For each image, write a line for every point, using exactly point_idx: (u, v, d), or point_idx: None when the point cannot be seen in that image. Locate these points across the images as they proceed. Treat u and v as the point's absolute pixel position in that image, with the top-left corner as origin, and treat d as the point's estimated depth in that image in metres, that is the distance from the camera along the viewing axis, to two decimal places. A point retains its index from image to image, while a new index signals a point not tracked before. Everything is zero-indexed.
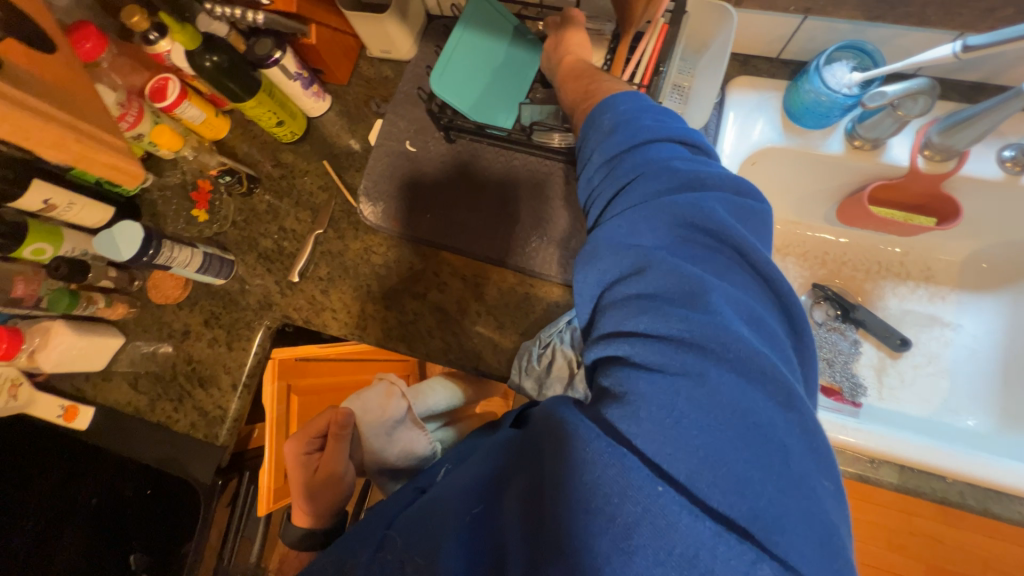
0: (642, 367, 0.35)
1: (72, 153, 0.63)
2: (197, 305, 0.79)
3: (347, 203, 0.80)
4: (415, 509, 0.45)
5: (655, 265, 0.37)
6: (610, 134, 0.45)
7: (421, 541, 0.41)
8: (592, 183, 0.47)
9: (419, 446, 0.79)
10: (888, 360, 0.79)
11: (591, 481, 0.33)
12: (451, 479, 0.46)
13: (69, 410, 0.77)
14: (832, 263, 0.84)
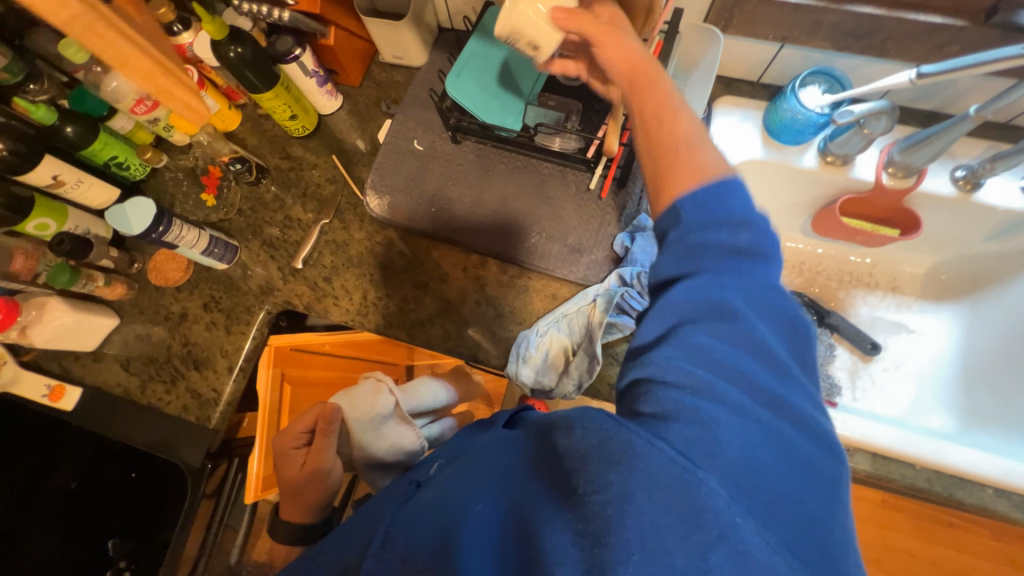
0: (725, 408, 0.36)
1: (156, 86, 0.70)
2: (197, 288, 0.80)
3: (353, 195, 0.83)
4: (419, 501, 0.43)
5: (749, 322, 0.39)
6: (716, 193, 0.42)
7: (423, 536, 0.39)
8: (675, 228, 0.44)
9: (406, 442, 0.80)
10: (860, 364, 0.84)
11: (668, 503, 0.32)
12: (459, 474, 0.45)
13: (55, 389, 0.75)
14: (808, 272, 0.90)
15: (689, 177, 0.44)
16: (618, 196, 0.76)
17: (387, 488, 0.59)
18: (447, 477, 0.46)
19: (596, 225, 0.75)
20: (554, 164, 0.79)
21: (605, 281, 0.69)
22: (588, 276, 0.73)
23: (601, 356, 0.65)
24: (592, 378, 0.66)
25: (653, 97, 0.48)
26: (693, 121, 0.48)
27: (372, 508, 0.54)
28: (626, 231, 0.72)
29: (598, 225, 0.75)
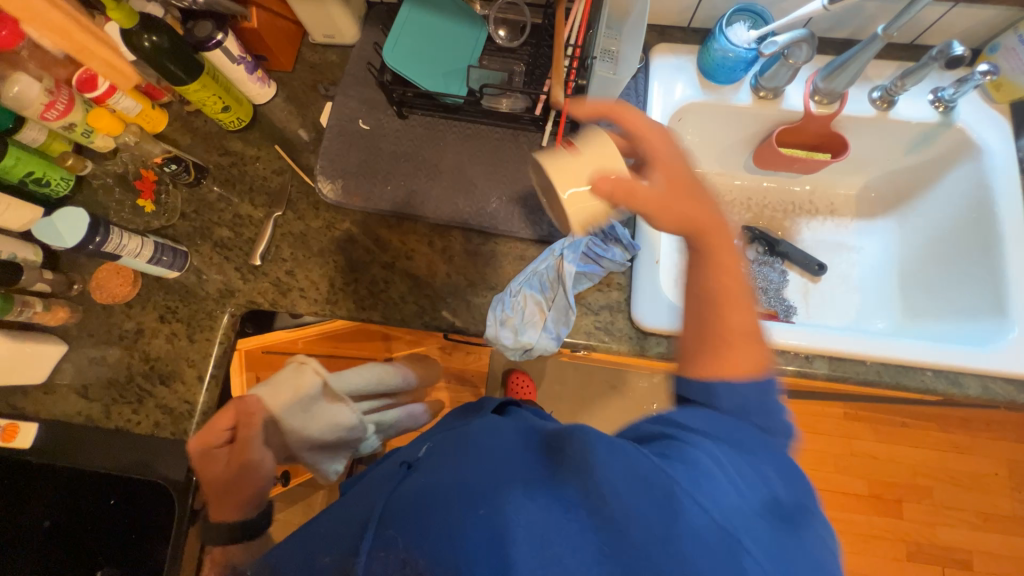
0: (760, 509, 0.38)
1: (72, 43, 0.66)
2: (150, 302, 0.76)
3: (303, 184, 0.80)
4: (417, 492, 0.47)
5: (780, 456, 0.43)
6: (766, 393, 0.47)
7: (425, 536, 0.42)
8: (706, 402, 0.47)
9: (341, 420, 0.82)
10: (810, 285, 0.90)
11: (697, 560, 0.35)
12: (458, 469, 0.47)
13: (7, 429, 0.71)
14: (756, 206, 0.95)
15: (743, 368, 0.47)
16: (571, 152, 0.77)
17: (380, 472, 0.62)
18: (443, 471, 0.48)
19: None
20: (504, 127, 0.79)
21: (570, 233, 0.71)
22: (553, 232, 0.74)
23: (575, 306, 0.68)
24: (571, 327, 0.70)
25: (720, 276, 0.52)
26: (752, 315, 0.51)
27: (364, 494, 0.56)
28: None
29: None
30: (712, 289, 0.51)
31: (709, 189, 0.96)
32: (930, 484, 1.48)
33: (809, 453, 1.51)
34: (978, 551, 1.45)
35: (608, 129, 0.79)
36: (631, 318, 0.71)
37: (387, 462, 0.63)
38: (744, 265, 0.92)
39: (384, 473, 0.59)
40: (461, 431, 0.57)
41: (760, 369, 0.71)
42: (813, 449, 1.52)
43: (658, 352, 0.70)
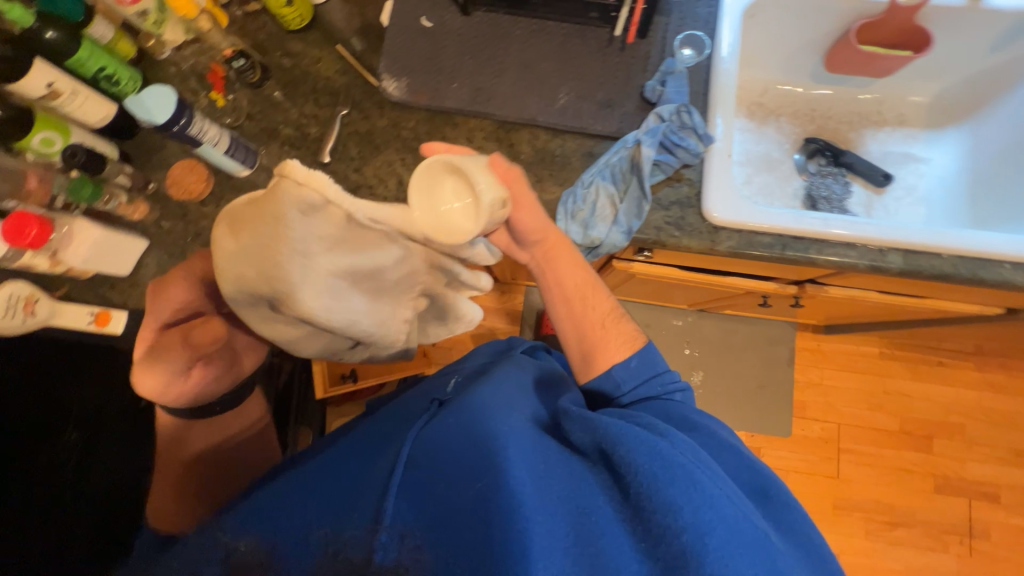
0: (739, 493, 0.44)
1: None
2: (222, 199, 0.77)
3: (367, 84, 0.79)
4: (441, 437, 0.50)
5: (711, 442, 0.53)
6: (639, 367, 0.62)
7: (446, 495, 0.45)
8: (618, 395, 0.62)
9: (383, 271, 0.53)
10: (874, 197, 0.89)
11: (705, 514, 0.40)
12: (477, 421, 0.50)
13: (100, 315, 0.74)
14: (820, 118, 0.93)
15: (613, 350, 0.63)
16: (641, 47, 0.75)
17: (402, 406, 0.64)
18: (439, 432, 0.51)
19: (624, 77, 0.75)
20: (570, 22, 0.77)
21: (644, 124, 0.70)
22: (623, 128, 0.73)
23: (650, 195, 0.69)
24: (642, 220, 0.70)
25: (566, 272, 0.67)
26: (604, 294, 0.68)
27: (393, 421, 0.59)
28: (657, 76, 0.73)
29: (627, 77, 0.75)
30: (567, 285, 0.67)
31: (771, 101, 0.93)
32: (963, 421, 1.49)
33: (841, 391, 1.52)
34: (1011, 487, 1.45)
35: (679, 24, 0.76)
36: (702, 213, 0.71)
37: (419, 393, 0.67)
38: (805, 178, 0.90)
39: (416, 406, 0.62)
40: (488, 373, 0.61)
41: (829, 264, 0.71)
42: (844, 386, 1.53)
43: (728, 246, 0.71)
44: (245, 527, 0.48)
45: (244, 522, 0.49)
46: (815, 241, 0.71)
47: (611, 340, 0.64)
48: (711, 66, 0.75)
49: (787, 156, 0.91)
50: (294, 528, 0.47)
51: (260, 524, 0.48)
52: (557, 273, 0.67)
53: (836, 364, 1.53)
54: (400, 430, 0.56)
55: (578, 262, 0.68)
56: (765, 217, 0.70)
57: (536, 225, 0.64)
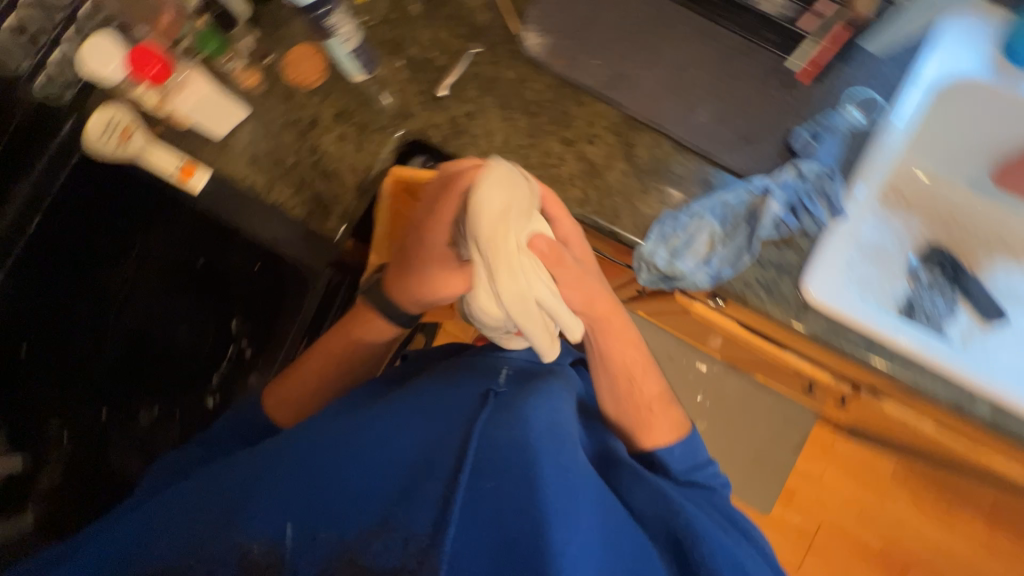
0: None
1: None
2: (330, 96, 0.76)
3: (508, 29, 0.75)
4: (505, 446, 0.44)
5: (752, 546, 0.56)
6: (680, 455, 0.64)
7: (508, 518, 0.39)
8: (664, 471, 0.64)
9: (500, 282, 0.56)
10: (978, 328, 0.79)
11: None
12: (546, 447, 0.45)
13: (184, 168, 0.74)
14: (954, 227, 0.85)
15: (662, 431, 0.65)
16: (807, 88, 0.68)
17: (432, 386, 0.57)
18: (495, 449, 0.44)
19: (775, 115, 0.68)
20: (741, 37, 0.70)
21: (780, 173, 0.65)
22: (752, 168, 0.68)
23: (753, 250, 0.65)
24: (734, 271, 0.66)
25: (618, 347, 0.67)
26: (656, 374, 0.68)
27: (426, 406, 0.52)
28: (811, 126, 0.66)
29: (778, 116, 0.68)
30: (617, 361, 0.67)
31: (910, 191, 0.85)
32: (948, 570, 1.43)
33: (837, 494, 1.47)
34: None
35: (858, 76, 0.69)
36: (797, 284, 0.66)
37: (458, 370, 0.60)
38: (911, 283, 0.83)
39: (461, 384, 0.55)
40: (545, 389, 0.55)
41: (907, 384, 0.66)
42: (842, 492, 1.48)
43: (810, 328, 0.66)
44: (258, 510, 0.43)
45: (265, 501, 0.43)
46: (902, 357, 0.66)
47: (659, 422, 0.66)
48: (874, 135, 0.67)
49: (902, 253, 0.84)
50: (322, 509, 0.42)
51: (283, 508, 0.43)
52: (608, 343, 0.66)
53: (843, 467, 1.48)
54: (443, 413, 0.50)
55: (632, 338, 0.68)
56: (861, 312, 0.65)
57: (583, 300, 0.63)
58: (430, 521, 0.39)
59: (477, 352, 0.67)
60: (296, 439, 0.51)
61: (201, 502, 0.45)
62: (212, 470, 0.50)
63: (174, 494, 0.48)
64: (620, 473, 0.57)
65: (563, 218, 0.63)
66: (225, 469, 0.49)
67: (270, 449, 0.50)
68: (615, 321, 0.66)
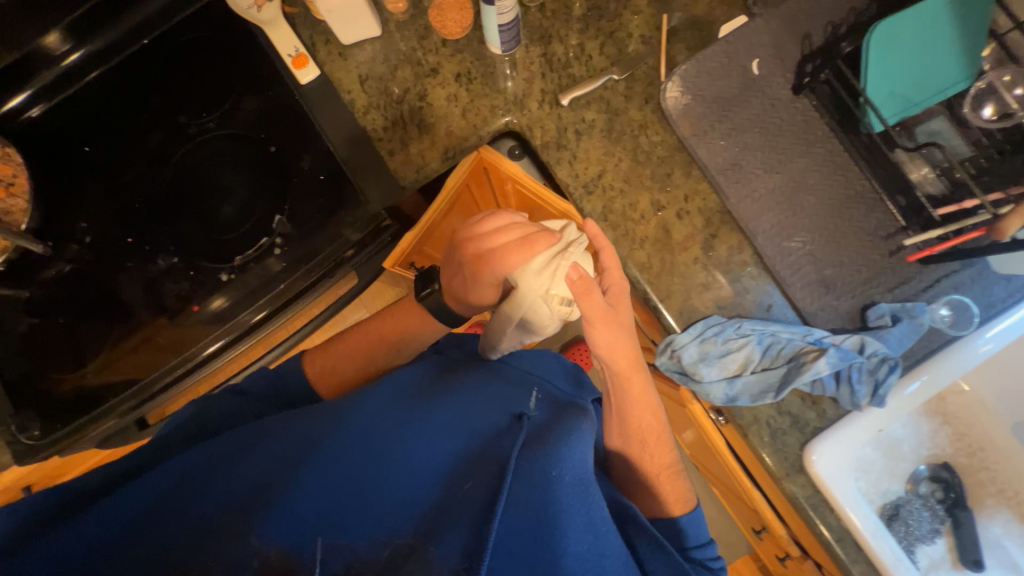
0: None
1: None
2: (460, 54, 0.75)
3: (654, 71, 0.73)
4: (533, 484, 0.47)
5: None
6: (680, 531, 0.64)
7: (539, 559, 0.43)
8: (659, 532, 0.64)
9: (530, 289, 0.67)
10: (948, 563, 0.80)
11: None
12: (570, 494, 0.48)
13: (299, 57, 0.75)
14: (979, 460, 0.81)
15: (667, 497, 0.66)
16: (910, 267, 0.65)
17: (471, 391, 0.60)
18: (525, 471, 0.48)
19: (864, 278, 0.66)
20: (873, 186, 0.67)
21: (842, 336, 0.62)
22: (817, 315, 0.66)
23: (779, 392, 0.63)
24: (751, 402, 0.64)
25: (635, 406, 0.68)
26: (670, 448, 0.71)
27: (458, 421, 0.55)
28: (894, 306, 0.63)
29: (866, 279, 0.66)
30: (631, 421, 0.69)
31: (952, 405, 0.82)
32: None
33: None
34: None
35: (963, 282, 0.64)
36: (802, 444, 0.65)
37: (494, 384, 0.62)
38: (907, 490, 0.82)
39: (491, 404, 0.58)
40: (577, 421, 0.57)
41: None
42: None
43: (794, 489, 0.64)
44: (293, 504, 0.45)
45: (299, 498, 0.46)
46: (868, 564, 0.63)
47: (663, 495, 0.66)
48: (949, 344, 0.64)
49: (914, 459, 0.82)
50: (355, 513, 0.45)
51: (314, 507, 0.45)
52: (630, 397, 0.68)
53: None
54: (470, 439, 0.53)
55: (651, 398, 0.69)
56: (851, 501, 0.63)
57: (608, 346, 0.66)
58: (463, 545, 0.41)
59: (514, 362, 0.69)
60: (333, 429, 0.53)
61: (231, 485, 0.47)
62: (241, 443, 0.52)
63: (201, 464, 0.50)
64: (638, 532, 0.55)
65: (612, 269, 0.67)
66: (257, 446, 0.51)
67: (305, 434, 0.52)
68: (634, 378, 0.68)
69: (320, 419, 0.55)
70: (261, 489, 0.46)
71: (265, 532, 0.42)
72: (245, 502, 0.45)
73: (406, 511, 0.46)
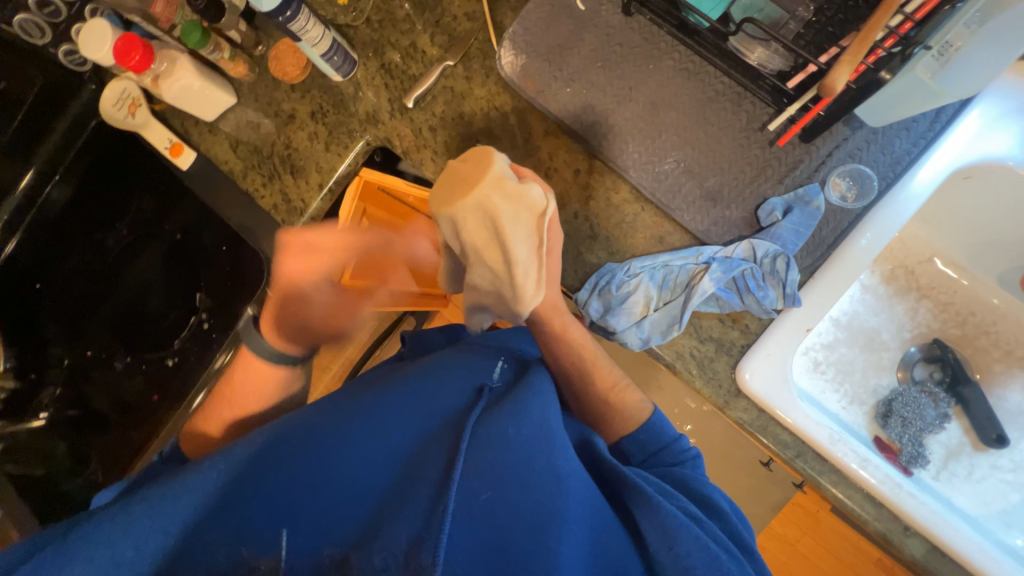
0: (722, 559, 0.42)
1: None
2: (309, 94, 0.78)
3: (487, 42, 0.71)
4: (490, 446, 0.44)
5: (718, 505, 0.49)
6: (645, 439, 0.56)
7: (513, 517, 0.41)
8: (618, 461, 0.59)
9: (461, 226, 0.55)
10: (967, 448, 0.72)
11: (692, 548, 0.42)
12: (538, 446, 0.44)
13: (174, 146, 0.80)
14: (971, 326, 0.74)
15: None
16: (795, 151, 0.60)
17: (434, 365, 0.55)
18: (492, 431, 0.45)
19: (749, 177, 0.61)
20: (731, 80, 0.62)
21: (731, 247, 0.59)
22: (711, 232, 0.62)
23: (686, 322, 0.60)
24: (665, 340, 0.61)
25: (567, 365, 0.61)
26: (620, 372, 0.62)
27: (421, 398, 0.50)
28: (786, 197, 0.59)
29: (751, 178, 0.61)
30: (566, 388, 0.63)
31: (925, 276, 0.75)
32: None
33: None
34: None
35: (859, 147, 0.58)
36: (734, 366, 0.61)
37: (456, 355, 0.57)
38: (901, 380, 0.74)
39: (451, 377, 0.53)
40: (542, 375, 0.53)
41: (833, 500, 0.59)
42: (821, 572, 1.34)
43: (738, 416, 0.61)
44: (260, 515, 0.43)
45: (263, 504, 0.44)
46: (837, 472, 0.58)
47: (616, 420, 0.59)
48: (859, 220, 0.58)
49: (899, 346, 0.75)
50: (319, 508, 0.43)
51: (278, 513, 0.43)
52: (562, 355, 0.61)
53: (833, 552, 1.32)
54: (427, 416, 0.49)
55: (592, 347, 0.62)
56: (799, 414, 0.59)
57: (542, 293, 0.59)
58: (420, 520, 0.39)
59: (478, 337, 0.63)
60: (278, 431, 0.49)
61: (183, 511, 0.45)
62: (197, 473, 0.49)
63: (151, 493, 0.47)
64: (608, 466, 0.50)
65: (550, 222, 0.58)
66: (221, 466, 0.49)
67: (239, 450, 0.48)
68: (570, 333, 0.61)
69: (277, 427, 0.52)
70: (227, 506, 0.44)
71: (238, 548, 0.42)
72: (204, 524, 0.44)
73: (367, 497, 0.44)
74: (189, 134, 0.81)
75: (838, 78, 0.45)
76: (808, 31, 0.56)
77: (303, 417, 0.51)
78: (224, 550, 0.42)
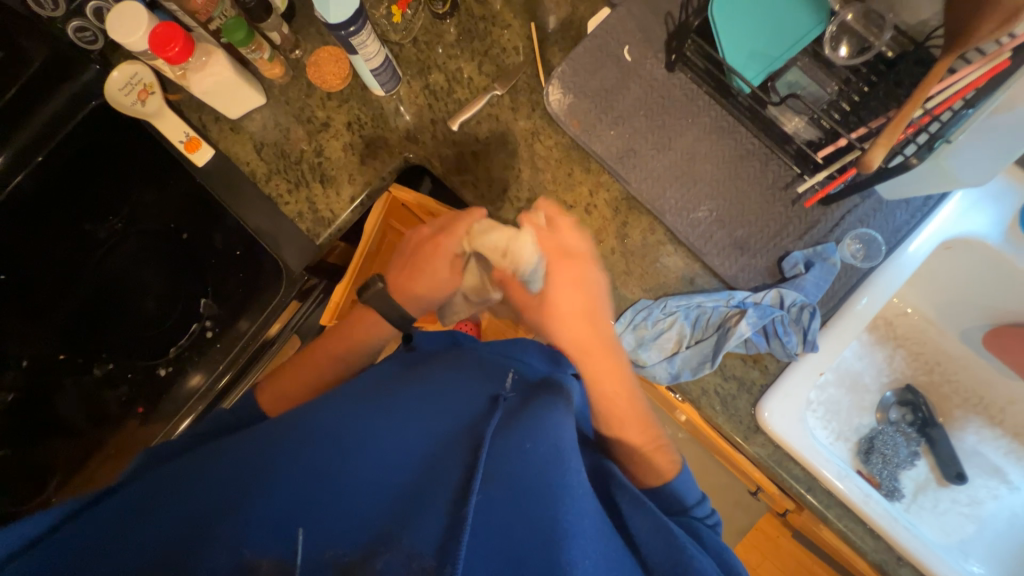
0: None
1: None
2: (347, 104, 0.76)
3: (535, 78, 0.74)
4: (509, 456, 0.42)
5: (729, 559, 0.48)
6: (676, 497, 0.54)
7: (528, 529, 0.38)
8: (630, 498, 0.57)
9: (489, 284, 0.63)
10: (932, 482, 0.81)
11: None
12: (556, 459, 0.43)
13: (191, 140, 0.75)
14: (937, 374, 0.84)
15: None
16: (814, 211, 0.67)
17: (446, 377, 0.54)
18: (510, 441, 0.43)
19: (774, 231, 0.67)
20: (762, 142, 0.68)
21: (761, 294, 0.64)
22: (738, 278, 0.67)
23: (717, 361, 0.64)
24: (694, 376, 0.65)
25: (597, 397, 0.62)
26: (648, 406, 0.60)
27: (434, 407, 0.49)
28: (806, 252, 0.65)
29: (775, 232, 0.67)
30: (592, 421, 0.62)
31: (901, 328, 0.85)
32: None
33: None
34: None
35: (867, 215, 0.66)
36: (755, 404, 0.65)
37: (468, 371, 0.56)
38: (879, 420, 0.83)
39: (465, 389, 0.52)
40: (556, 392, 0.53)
41: (839, 533, 0.64)
42: None
43: (756, 451, 0.65)
44: (260, 509, 0.39)
45: (265, 498, 0.40)
46: (842, 506, 0.64)
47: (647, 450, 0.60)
48: (866, 277, 0.66)
49: (878, 389, 0.84)
50: (324, 507, 0.39)
51: (282, 507, 0.39)
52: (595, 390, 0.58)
53: None
54: (445, 421, 0.47)
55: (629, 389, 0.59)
56: (813, 451, 0.64)
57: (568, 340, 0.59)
58: (440, 529, 0.36)
59: (484, 349, 0.64)
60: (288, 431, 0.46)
61: (183, 504, 0.40)
62: (186, 473, 0.44)
63: (154, 490, 0.43)
64: (618, 490, 0.49)
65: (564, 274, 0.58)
66: (215, 462, 0.44)
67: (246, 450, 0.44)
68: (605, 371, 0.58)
69: (279, 429, 0.48)
70: (222, 502, 0.40)
71: (230, 545, 0.36)
72: (199, 523, 0.39)
73: (380, 499, 0.40)
74: (206, 130, 0.77)
75: (874, 157, 0.52)
76: (832, 110, 0.64)
77: (308, 422, 0.47)
78: (219, 553, 0.36)
